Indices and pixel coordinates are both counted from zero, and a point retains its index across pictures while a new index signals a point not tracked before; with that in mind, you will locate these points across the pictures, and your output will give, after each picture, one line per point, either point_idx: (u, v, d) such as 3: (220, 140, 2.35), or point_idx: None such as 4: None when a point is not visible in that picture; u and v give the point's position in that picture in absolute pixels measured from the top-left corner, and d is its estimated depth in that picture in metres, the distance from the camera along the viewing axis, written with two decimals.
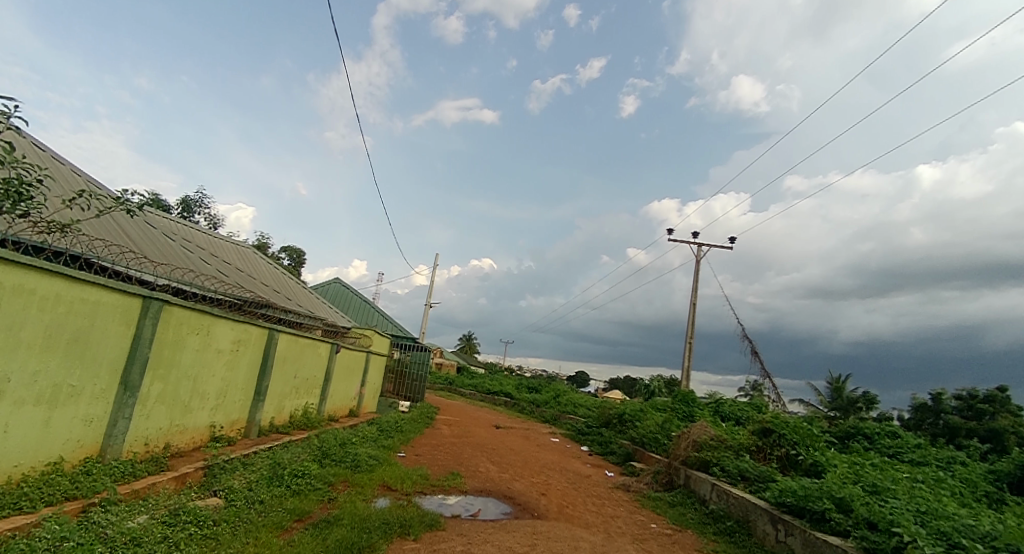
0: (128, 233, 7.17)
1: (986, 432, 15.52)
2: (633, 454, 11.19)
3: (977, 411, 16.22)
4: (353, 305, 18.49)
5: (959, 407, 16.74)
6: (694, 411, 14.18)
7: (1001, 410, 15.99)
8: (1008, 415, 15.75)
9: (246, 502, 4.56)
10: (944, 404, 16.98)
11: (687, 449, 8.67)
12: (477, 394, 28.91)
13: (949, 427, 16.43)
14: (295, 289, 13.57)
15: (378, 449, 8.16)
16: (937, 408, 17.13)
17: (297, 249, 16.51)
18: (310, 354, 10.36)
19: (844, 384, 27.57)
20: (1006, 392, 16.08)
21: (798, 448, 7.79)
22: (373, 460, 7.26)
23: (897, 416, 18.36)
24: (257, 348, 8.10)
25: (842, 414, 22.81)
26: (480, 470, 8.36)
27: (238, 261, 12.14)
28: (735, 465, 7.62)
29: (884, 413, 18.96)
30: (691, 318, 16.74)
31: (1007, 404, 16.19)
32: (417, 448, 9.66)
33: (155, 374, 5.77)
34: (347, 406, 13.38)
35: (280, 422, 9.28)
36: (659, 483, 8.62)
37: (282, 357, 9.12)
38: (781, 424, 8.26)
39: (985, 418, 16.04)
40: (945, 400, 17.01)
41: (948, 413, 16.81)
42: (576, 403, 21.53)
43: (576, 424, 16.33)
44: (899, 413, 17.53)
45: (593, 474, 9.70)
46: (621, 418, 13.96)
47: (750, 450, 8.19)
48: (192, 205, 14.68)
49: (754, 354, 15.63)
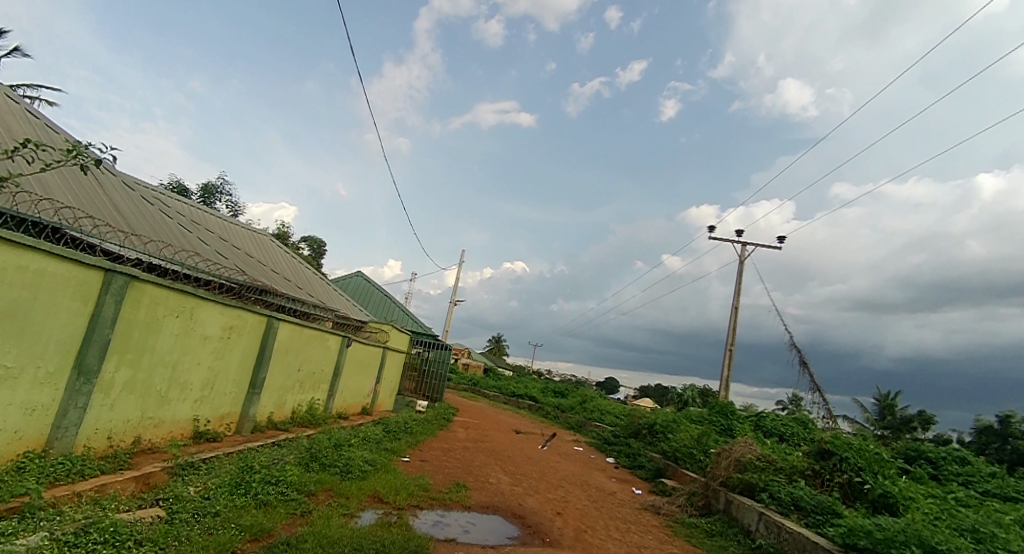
0: (114, 205, 6.59)
1: None
2: (664, 470, 10.09)
3: None
4: (374, 299, 17.92)
5: None
6: (733, 424, 12.93)
7: None
8: None
9: (196, 516, 3.82)
10: (1013, 428, 15.24)
11: (729, 469, 7.57)
12: (501, 397, 28.05)
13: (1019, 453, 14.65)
14: (311, 280, 13.00)
15: (377, 454, 7.39)
16: (1004, 433, 15.37)
17: (319, 239, 15.92)
18: (317, 346, 9.67)
19: (894, 401, 25.57)
20: None
21: (863, 475, 6.63)
22: (368, 466, 6.47)
23: (957, 438, 16.63)
24: (253, 336, 7.41)
25: (894, 434, 20.99)
26: (490, 482, 7.47)
27: (251, 247, 11.60)
28: (787, 492, 6.52)
29: (942, 435, 17.23)
30: (733, 324, 15.41)
31: None
32: (424, 453, 8.85)
33: (121, 359, 5.12)
34: (360, 403, 12.72)
35: (280, 419, 8.61)
36: (695, 507, 7.56)
37: (285, 347, 8.44)
38: (843, 445, 7.13)
39: None
40: (1015, 424, 15.24)
41: (1017, 438, 15.03)
42: (603, 410, 20.42)
43: (602, 432, 15.28)
44: (960, 435, 15.85)
45: (618, 490, 8.67)
46: (652, 428, 12.83)
47: (804, 475, 7.05)
48: (214, 191, 14.23)
49: (804, 364, 14.21)
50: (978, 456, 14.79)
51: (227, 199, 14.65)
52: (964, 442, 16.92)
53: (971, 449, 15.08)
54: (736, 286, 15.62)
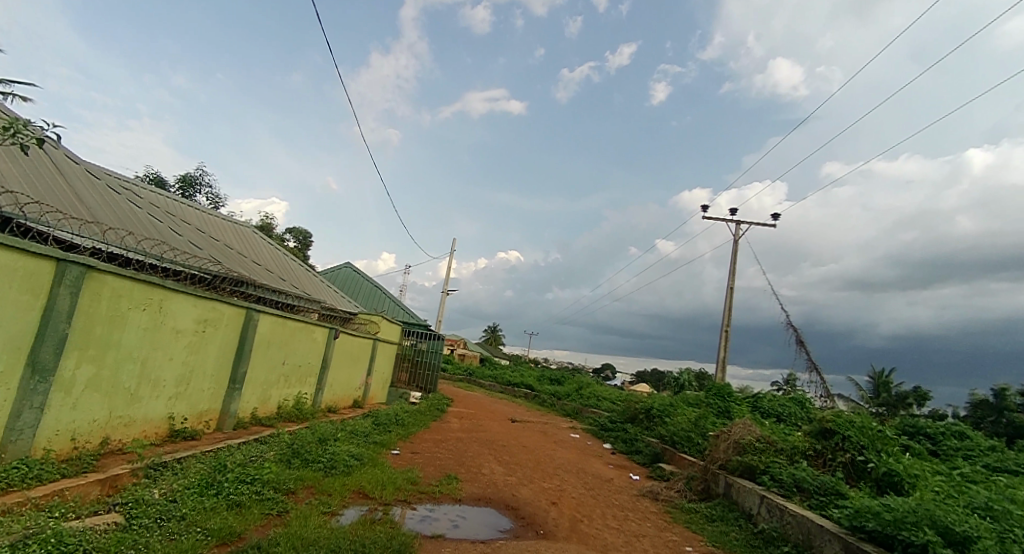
0: (75, 194, 6.22)
1: None
2: (661, 455, 9.89)
3: None
4: (363, 290, 17.58)
5: None
6: (731, 406, 12.76)
7: None
8: None
9: (159, 521, 3.54)
10: (1007, 401, 15.19)
11: (728, 452, 7.37)
12: (497, 386, 27.87)
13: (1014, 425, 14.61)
14: (297, 272, 12.66)
15: (365, 447, 7.12)
16: (999, 406, 15.31)
17: (305, 230, 15.53)
18: (302, 339, 9.35)
19: (888, 378, 25.59)
20: None
21: (866, 454, 6.44)
22: (354, 460, 6.20)
23: (952, 413, 16.59)
24: (231, 329, 7.08)
25: (890, 411, 20.98)
26: (483, 473, 7.23)
27: (232, 239, 11.22)
28: (789, 473, 6.31)
29: (937, 410, 17.19)
30: (728, 305, 15.21)
31: None
32: (415, 445, 8.59)
33: (82, 355, 4.79)
34: (351, 396, 12.44)
35: (265, 414, 8.31)
36: (694, 492, 7.35)
37: (267, 340, 8.12)
38: (845, 423, 6.92)
39: None
40: (1009, 397, 15.18)
41: (1012, 411, 14.97)
42: (599, 397, 20.27)
43: (599, 418, 15.09)
44: (955, 410, 15.81)
45: (615, 477, 8.45)
46: (649, 413, 12.63)
47: (806, 456, 6.85)
48: (193, 182, 13.79)
49: (800, 344, 14.05)
50: (973, 429, 14.74)
51: (208, 190, 14.22)
52: (959, 416, 16.89)
53: (967, 422, 15.03)
54: (731, 266, 15.41)
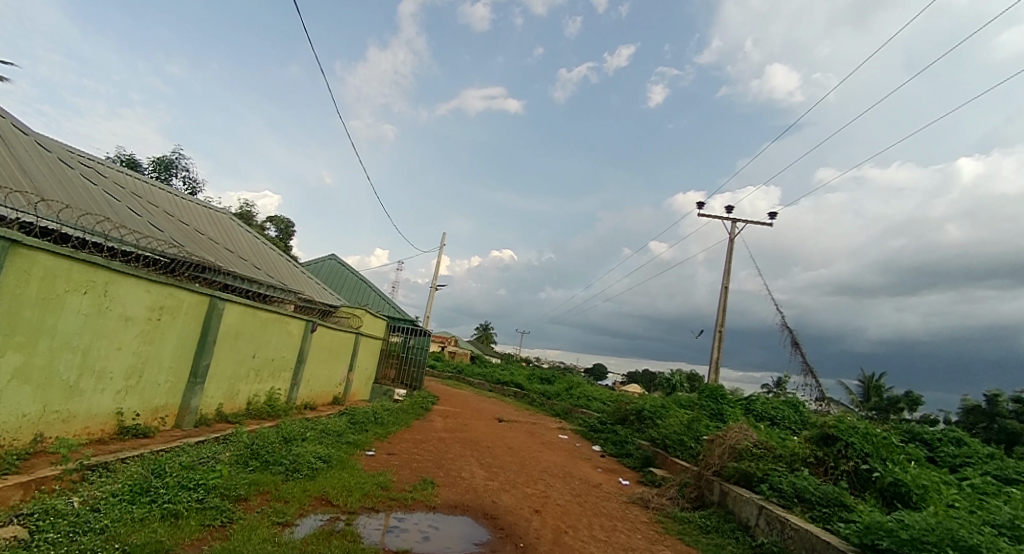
0: (18, 165, 5.69)
1: None
2: (652, 459, 9.47)
3: None
4: (348, 283, 17.05)
5: (1017, 411, 14.65)
6: (724, 409, 12.34)
7: None
8: None
9: (70, 536, 3.03)
10: (1000, 407, 14.89)
11: (724, 458, 6.94)
12: (486, 384, 27.42)
13: (1006, 432, 14.30)
14: (276, 262, 12.14)
15: (335, 448, 6.61)
16: (992, 412, 15.00)
17: (287, 219, 14.95)
18: (275, 331, 8.83)
19: (879, 382, 25.30)
20: None
21: (870, 462, 6.03)
22: (320, 463, 5.70)
23: (944, 419, 16.28)
24: (191, 319, 6.55)
25: (880, 416, 20.70)
26: (462, 477, 6.73)
27: (206, 226, 10.66)
28: (789, 482, 5.89)
29: (929, 415, 16.89)
30: (723, 305, 14.80)
31: None
32: (392, 445, 8.08)
33: (7, 342, 4.27)
34: (330, 393, 11.92)
35: (231, 410, 7.79)
36: (687, 499, 6.92)
37: (234, 332, 7.59)
38: (847, 429, 6.51)
39: None
40: (1002, 403, 14.87)
41: (1005, 417, 14.65)
42: (590, 397, 19.83)
43: (589, 419, 14.63)
44: (947, 415, 15.52)
45: (603, 482, 8.00)
46: (640, 415, 12.20)
47: (807, 463, 6.43)
48: (170, 166, 13.22)
49: (796, 346, 13.67)
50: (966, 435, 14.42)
51: (186, 175, 13.67)
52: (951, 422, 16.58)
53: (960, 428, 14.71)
54: (726, 264, 15.03)
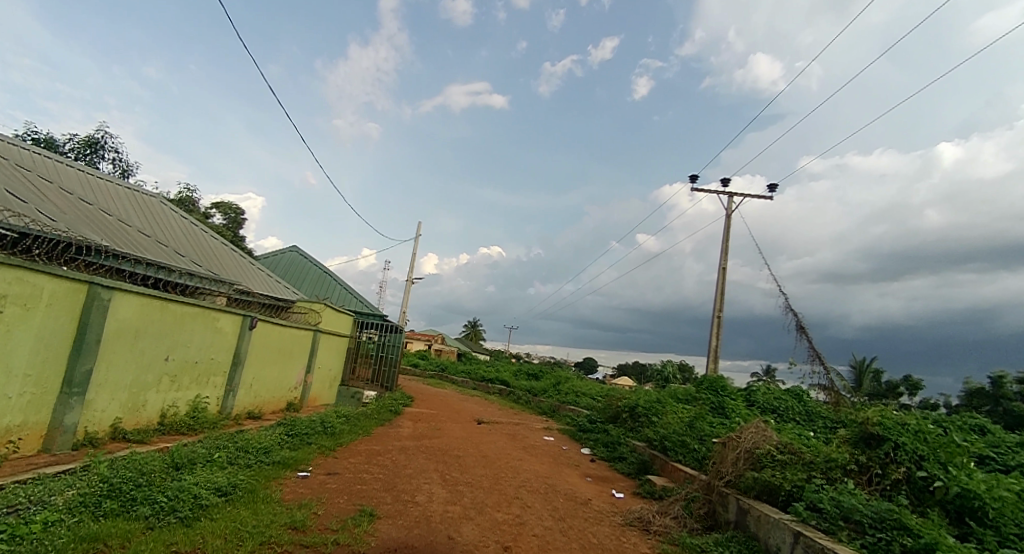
0: None
1: None
2: (650, 464, 8.16)
3: None
4: (310, 277, 15.54)
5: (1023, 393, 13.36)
6: (727, 402, 11.06)
7: None
8: None
9: None
10: (1004, 389, 13.61)
11: (739, 466, 5.68)
12: (470, 382, 26.07)
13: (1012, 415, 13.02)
14: (215, 250, 10.57)
15: (251, 473, 5.18)
16: (996, 395, 13.75)
17: (237, 205, 13.27)
18: (197, 327, 7.33)
19: (871, 369, 24.08)
20: None
21: (927, 468, 4.80)
22: (218, 498, 4.28)
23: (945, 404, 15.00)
24: (59, 313, 5.10)
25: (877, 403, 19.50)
26: (414, 503, 5.32)
27: (124, 208, 9.07)
28: (831, 500, 4.59)
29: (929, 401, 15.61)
30: (721, 289, 13.51)
31: None
32: (337, 462, 6.66)
33: None
34: (282, 398, 10.42)
35: (134, 425, 6.33)
36: (696, 520, 5.62)
37: (133, 329, 6.12)
38: (895, 428, 5.25)
39: None
40: (1007, 385, 13.61)
41: (1010, 399, 13.41)
42: (578, 393, 18.53)
43: (577, 418, 13.31)
44: (945, 400, 14.28)
45: (593, 497, 6.64)
46: (634, 412, 10.89)
47: (847, 471, 5.12)
48: (98, 147, 11.66)
49: (800, 331, 12.48)
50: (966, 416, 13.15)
51: (116, 157, 12.08)
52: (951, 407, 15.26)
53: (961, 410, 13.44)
54: (723, 243, 13.79)
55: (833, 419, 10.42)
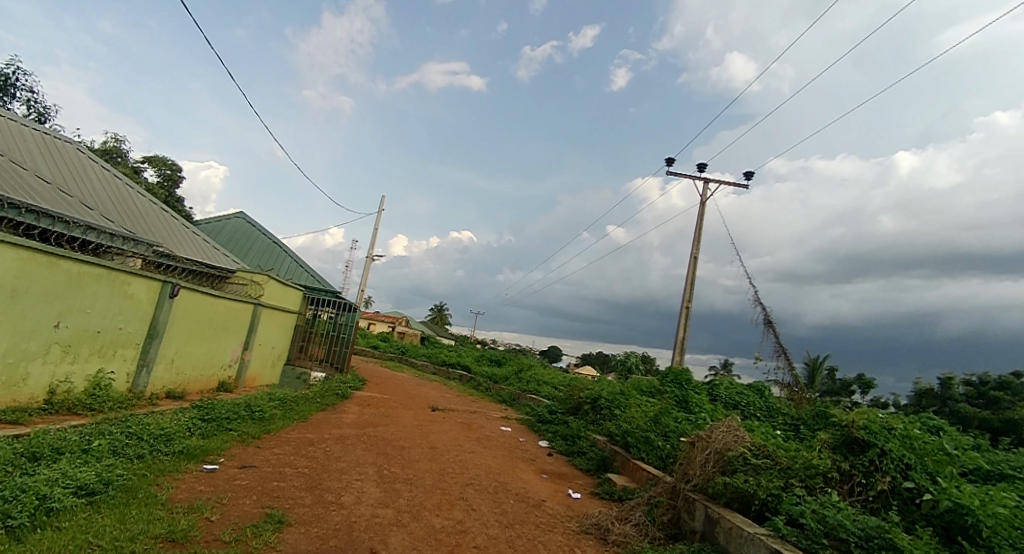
0: None
1: (1000, 423, 11.84)
2: (611, 460, 7.59)
3: (989, 399, 12.59)
4: (258, 247, 14.41)
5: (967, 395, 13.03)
6: (692, 396, 10.62)
7: (1017, 399, 12.47)
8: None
9: None
10: (951, 390, 13.29)
11: (709, 470, 5.12)
12: (430, 366, 25.27)
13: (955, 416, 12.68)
14: (139, 208, 9.40)
15: (135, 468, 4.31)
16: (944, 396, 13.49)
17: (173, 161, 12.01)
18: (100, 292, 6.31)
19: (821, 367, 23.87)
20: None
21: (915, 479, 4.33)
22: (74, 500, 3.42)
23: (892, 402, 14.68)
24: None
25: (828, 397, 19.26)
26: (337, 506, 4.54)
27: (25, 150, 7.83)
28: (814, 515, 4.04)
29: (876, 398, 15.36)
30: (691, 279, 13.07)
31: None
32: (258, 453, 5.81)
33: None
34: (213, 377, 9.40)
35: (7, 403, 5.30)
36: (659, 528, 5.04)
37: (9, 288, 5.11)
38: (882, 433, 4.76)
39: (1000, 409, 12.36)
40: (954, 386, 13.32)
41: (957, 401, 13.08)
42: (540, 381, 17.98)
43: (536, 408, 12.70)
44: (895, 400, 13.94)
45: (548, 498, 5.99)
46: (597, 404, 10.33)
47: (828, 479, 4.61)
48: (9, 84, 10.27)
49: (768, 326, 12.16)
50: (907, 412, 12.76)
51: (31, 98, 10.69)
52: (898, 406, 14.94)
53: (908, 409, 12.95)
54: (696, 232, 13.34)
55: (795, 416, 10.10)
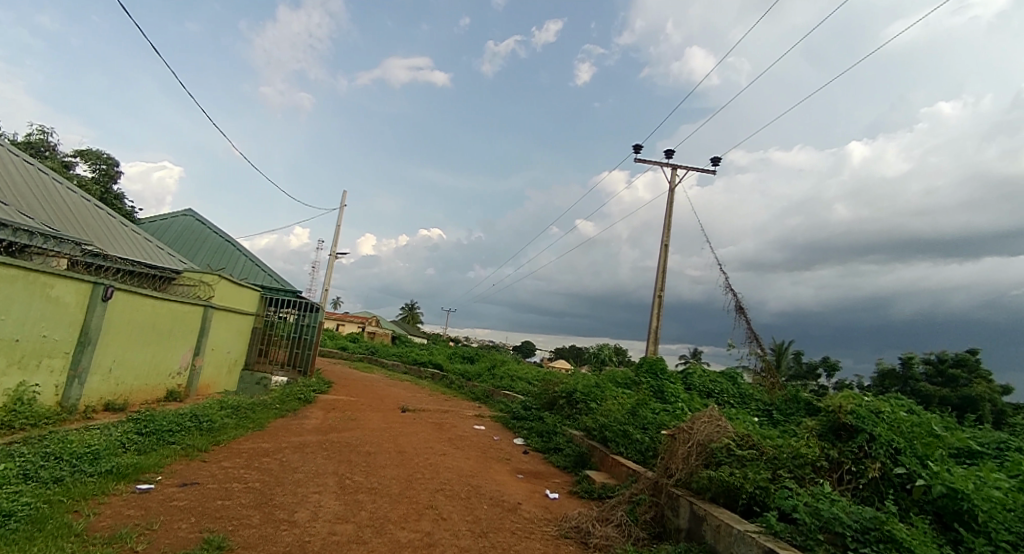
0: None
1: (959, 399, 12.03)
2: (588, 456, 7.29)
3: (948, 377, 12.78)
4: (210, 247, 13.62)
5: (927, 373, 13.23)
6: (667, 386, 10.43)
7: (974, 376, 12.68)
8: (983, 382, 12.48)
9: None
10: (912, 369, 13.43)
11: (692, 463, 4.84)
12: (400, 365, 24.67)
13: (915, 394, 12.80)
14: (67, 205, 8.60)
15: (48, 494, 3.74)
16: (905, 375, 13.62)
17: (109, 155, 11.14)
18: (16, 296, 5.62)
19: (786, 352, 24.24)
20: (979, 354, 12.72)
21: (906, 465, 4.13)
22: None
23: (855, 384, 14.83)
24: None
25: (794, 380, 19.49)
26: (289, 525, 4.07)
27: None
28: (807, 508, 3.78)
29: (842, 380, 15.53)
30: (663, 267, 12.91)
31: (980, 369, 12.89)
32: (203, 468, 5.25)
33: None
34: (159, 386, 8.69)
35: None
36: (642, 528, 4.73)
37: None
38: (869, 417, 4.56)
39: (959, 386, 12.56)
40: (914, 365, 13.50)
41: (917, 380, 13.20)
42: (514, 377, 17.65)
43: (511, 405, 12.34)
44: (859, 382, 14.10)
45: (524, 501, 5.62)
46: (572, 398, 10.04)
47: (817, 469, 4.38)
48: None
49: (739, 313, 12.09)
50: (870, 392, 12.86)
51: None
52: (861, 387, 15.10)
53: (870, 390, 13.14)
54: (666, 220, 13.17)
55: (768, 402, 10.01)
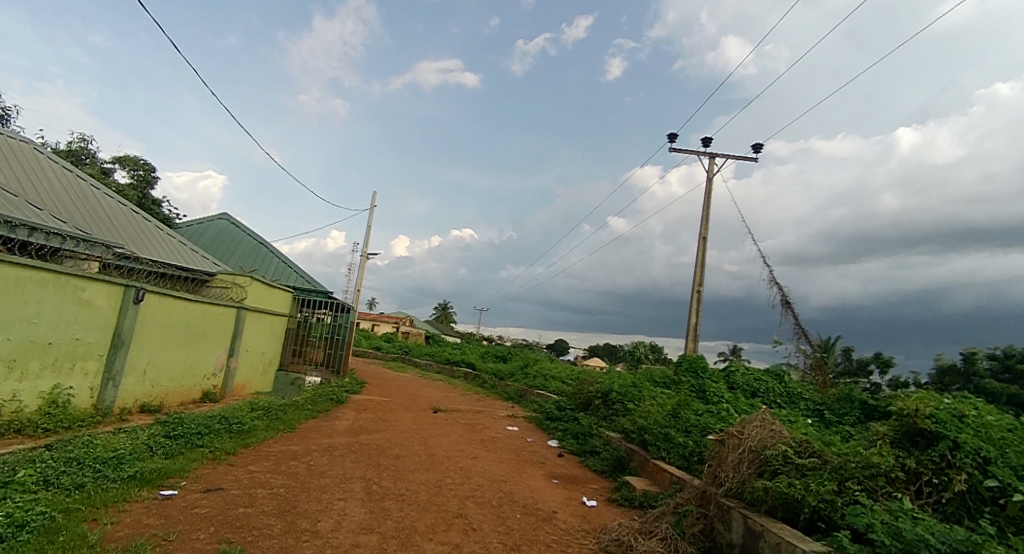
0: None
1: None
2: (627, 461, 6.89)
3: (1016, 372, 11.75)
4: (245, 249, 13.79)
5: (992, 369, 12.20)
6: (709, 385, 9.89)
7: None
8: None
9: None
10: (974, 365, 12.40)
11: (744, 472, 4.41)
12: (433, 365, 24.65)
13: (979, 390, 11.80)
14: (103, 210, 8.72)
15: (66, 502, 3.62)
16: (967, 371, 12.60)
17: (146, 160, 11.33)
18: (48, 299, 5.64)
19: (833, 348, 23.06)
20: None
21: (998, 478, 3.61)
22: None
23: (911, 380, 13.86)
24: None
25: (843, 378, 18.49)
26: (311, 536, 3.85)
27: None
28: (884, 526, 3.31)
29: (897, 378, 14.57)
30: (702, 261, 12.33)
31: None
32: (229, 472, 5.11)
33: None
34: (194, 388, 8.72)
35: None
36: (689, 542, 4.32)
37: None
38: (951, 423, 4.02)
39: None
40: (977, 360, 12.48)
41: (981, 377, 12.17)
42: (548, 376, 17.28)
43: (544, 404, 12.00)
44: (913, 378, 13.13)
45: (560, 509, 5.28)
46: (608, 398, 9.63)
47: (891, 480, 3.88)
48: None
49: (785, 307, 11.40)
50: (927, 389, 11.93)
51: None
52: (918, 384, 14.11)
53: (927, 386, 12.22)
54: (704, 211, 12.57)
55: (819, 401, 9.35)
